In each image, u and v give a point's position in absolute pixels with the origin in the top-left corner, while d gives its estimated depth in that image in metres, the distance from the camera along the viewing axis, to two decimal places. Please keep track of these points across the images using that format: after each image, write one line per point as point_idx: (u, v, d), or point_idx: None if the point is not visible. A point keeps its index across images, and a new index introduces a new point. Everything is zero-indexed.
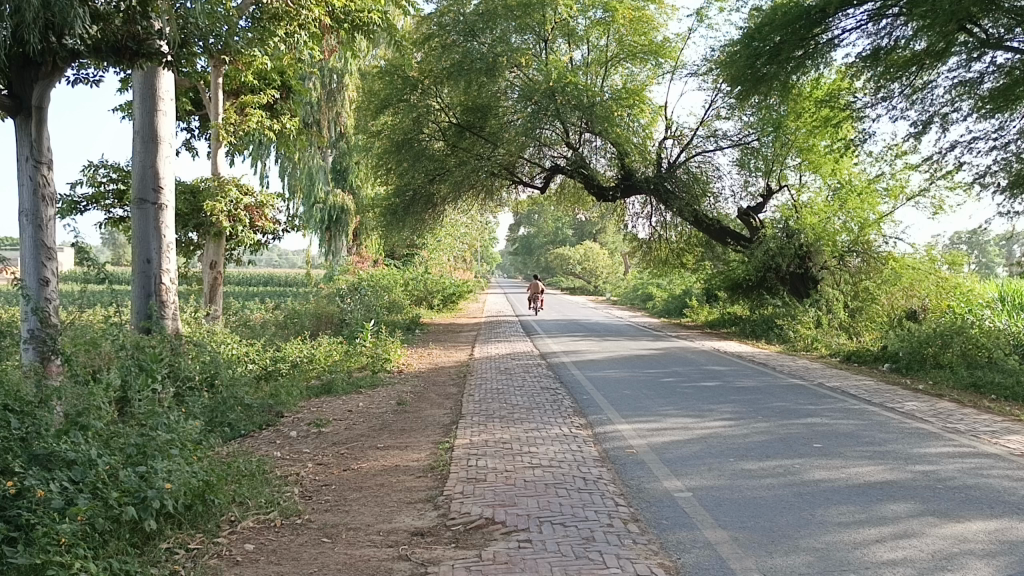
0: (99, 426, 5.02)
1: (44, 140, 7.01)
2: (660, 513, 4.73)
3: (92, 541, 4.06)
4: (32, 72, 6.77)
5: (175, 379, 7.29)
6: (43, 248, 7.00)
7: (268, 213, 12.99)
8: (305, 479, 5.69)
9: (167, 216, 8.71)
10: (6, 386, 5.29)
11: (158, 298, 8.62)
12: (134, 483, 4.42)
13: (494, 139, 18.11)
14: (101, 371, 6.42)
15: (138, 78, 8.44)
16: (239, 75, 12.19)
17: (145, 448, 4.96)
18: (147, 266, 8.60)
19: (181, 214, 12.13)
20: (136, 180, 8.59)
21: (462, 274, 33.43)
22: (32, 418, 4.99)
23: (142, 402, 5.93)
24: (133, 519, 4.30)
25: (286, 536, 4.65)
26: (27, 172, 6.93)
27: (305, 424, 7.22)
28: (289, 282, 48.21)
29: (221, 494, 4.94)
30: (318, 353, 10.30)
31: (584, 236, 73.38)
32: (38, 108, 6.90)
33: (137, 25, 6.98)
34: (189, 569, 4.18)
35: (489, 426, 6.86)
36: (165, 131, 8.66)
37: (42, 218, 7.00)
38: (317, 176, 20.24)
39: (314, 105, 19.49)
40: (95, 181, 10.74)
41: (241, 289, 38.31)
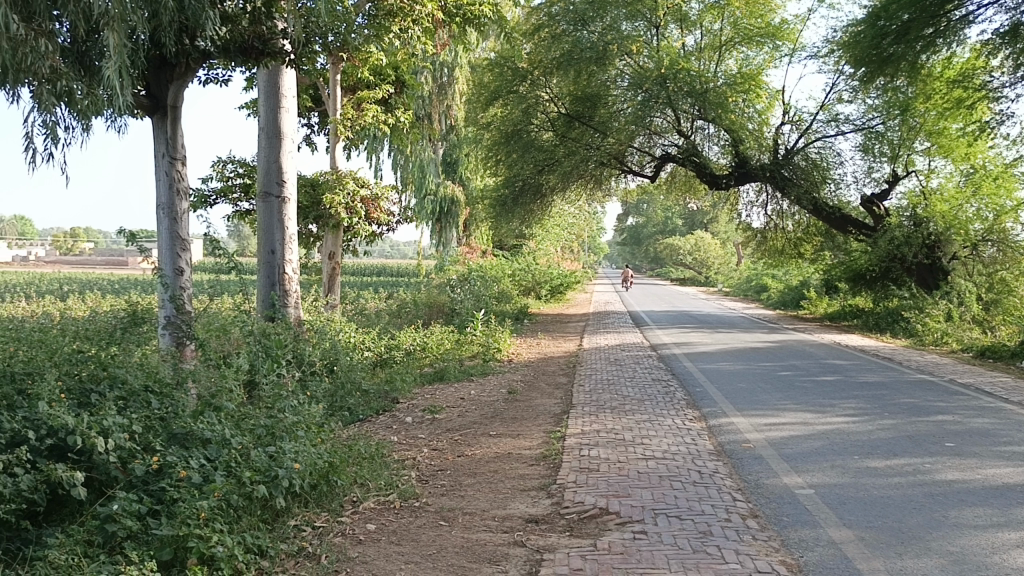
0: (231, 407, 5.38)
1: (178, 138, 7.42)
2: (781, 509, 4.61)
3: (229, 515, 4.30)
4: (167, 74, 7.19)
5: (299, 364, 7.63)
6: (178, 239, 7.43)
7: (383, 205, 13.34)
8: (422, 464, 5.83)
9: (290, 209, 9.06)
10: (147, 369, 5.72)
11: (281, 288, 9.01)
12: (265, 462, 4.67)
13: (604, 128, 17.82)
14: (231, 356, 6.75)
15: (263, 77, 8.85)
16: (355, 71, 12.56)
17: (274, 429, 5.25)
18: (271, 257, 8.97)
19: (301, 206, 12.61)
20: (261, 175, 8.97)
21: (570, 267, 33.10)
22: (170, 400, 5.41)
23: (269, 385, 6.26)
24: (264, 496, 4.54)
25: (404, 518, 4.78)
26: (163, 168, 7.37)
27: (419, 410, 7.41)
28: (400, 272, 49.37)
29: (344, 475, 5.17)
30: (430, 341, 10.50)
31: (696, 226, 71.95)
32: (173, 107, 7.33)
33: (262, 25, 7.28)
34: (316, 547, 4.37)
35: (601, 417, 6.83)
36: (288, 127, 9.01)
37: (177, 211, 7.44)
38: (428, 169, 20.46)
39: (426, 99, 19.83)
40: (223, 176, 11.27)
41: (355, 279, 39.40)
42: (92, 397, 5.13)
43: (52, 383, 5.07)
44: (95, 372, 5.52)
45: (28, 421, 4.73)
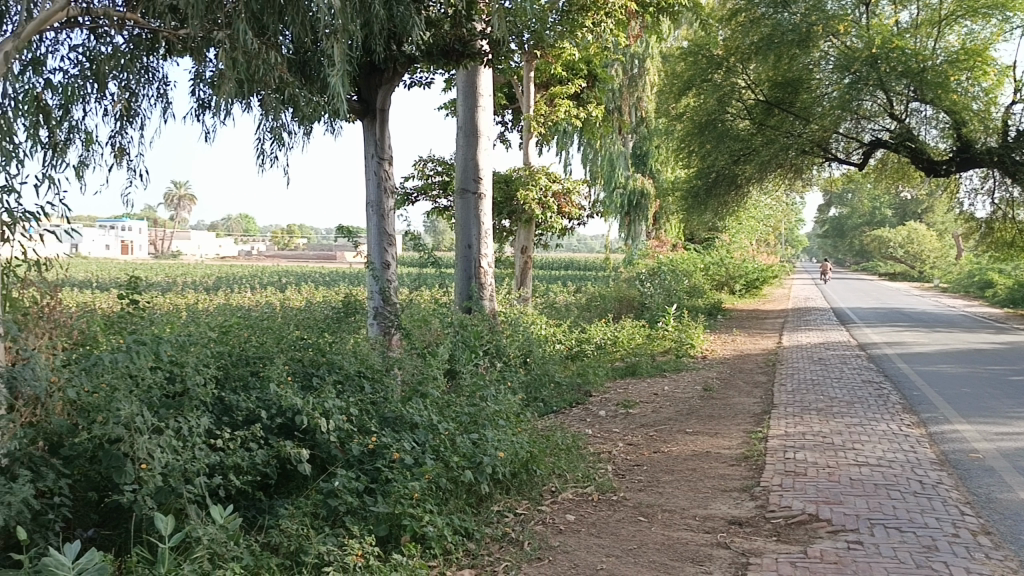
0: (435, 395, 5.65)
1: (385, 139, 7.87)
2: (1018, 528, 4.17)
3: (438, 497, 4.54)
4: (376, 79, 7.65)
5: (494, 356, 7.85)
6: (385, 235, 7.90)
7: (574, 199, 13.48)
8: (617, 458, 5.82)
9: (486, 205, 9.35)
10: (359, 356, 6.13)
11: (477, 280, 9.32)
12: (470, 449, 4.87)
13: (806, 114, 16.94)
14: (434, 346, 7.09)
15: (462, 77, 9.18)
16: (548, 67, 12.78)
17: (476, 418, 5.47)
18: (468, 250, 9.32)
19: (496, 201, 12.99)
20: (459, 172, 9.32)
21: (768, 260, 31.82)
22: (380, 386, 5.77)
23: (469, 375, 6.50)
24: (469, 481, 4.74)
25: (603, 511, 4.80)
26: (372, 168, 7.86)
27: (613, 404, 7.41)
28: (588, 266, 49.62)
29: (543, 465, 5.27)
30: (620, 335, 10.47)
31: (907, 217, 66.69)
32: (382, 110, 7.77)
33: (463, 28, 7.56)
34: (519, 533, 4.49)
35: (805, 419, 6.51)
36: (484, 125, 9.29)
37: (384, 208, 7.91)
38: (617, 162, 20.34)
39: (616, 91, 19.76)
40: (424, 174, 11.81)
41: (545, 272, 40.01)
42: (314, 380, 5.60)
43: (281, 367, 5.58)
44: (315, 357, 5.99)
45: (261, 400, 5.24)
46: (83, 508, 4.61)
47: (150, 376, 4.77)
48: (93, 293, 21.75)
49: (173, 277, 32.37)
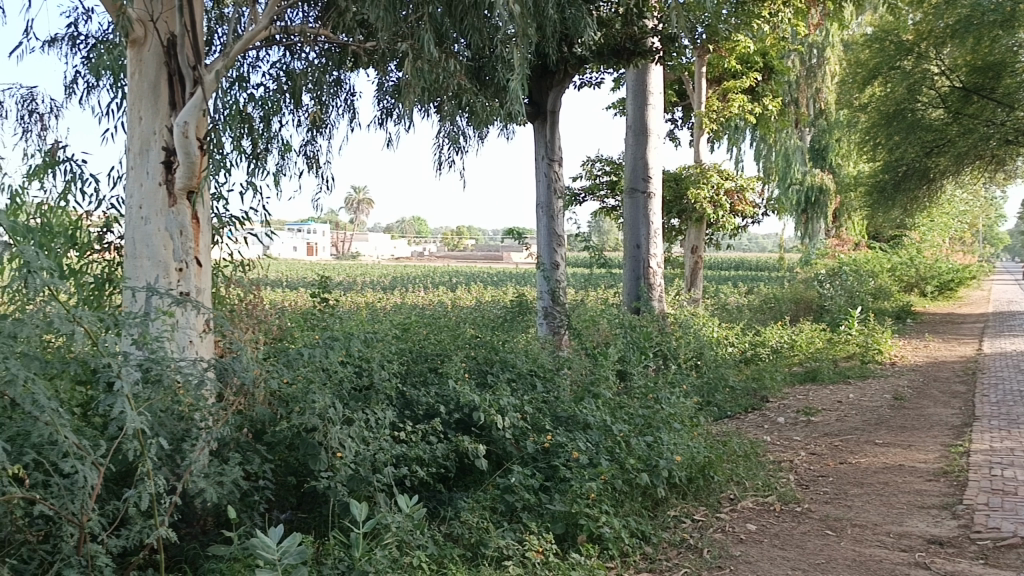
0: (608, 396, 5.65)
1: (556, 140, 7.95)
2: None
3: (614, 499, 4.53)
4: (547, 81, 7.75)
5: (665, 358, 7.73)
6: (555, 236, 7.98)
7: (748, 197, 13.05)
8: (800, 467, 5.57)
9: (656, 204, 9.22)
10: (531, 355, 6.25)
11: (646, 281, 9.21)
12: (646, 451, 4.84)
13: (1010, 100, 15.51)
14: (605, 347, 7.08)
15: (632, 76, 9.10)
16: (721, 61, 12.48)
17: (651, 420, 5.41)
18: (637, 250, 9.24)
19: (665, 200, 12.81)
20: (628, 171, 9.25)
21: (965, 260, 29.27)
22: (553, 386, 5.84)
23: (641, 376, 6.45)
24: (645, 484, 4.71)
25: (787, 522, 4.60)
26: (542, 169, 7.97)
27: (793, 411, 7.09)
28: (761, 266, 47.92)
29: (721, 471, 5.13)
30: (798, 339, 10.01)
31: None
32: (552, 112, 7.87)
33: (634, 26, 7.51)
34: (697, 540, 4.40)
35: (1014, 433, 5.95)
36: (654, 123, 9.16)
37: (554, 209, 7.99)
38: (793, 157, 19.55)
39: (793, 84, 18.97)
40: (592, 174, 11.82)
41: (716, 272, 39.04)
42: (489, 378, 5.75)
43: (458, 365, 5.79)
44: (489, 355, 6.15)
45: (440, 396, 5.46)
46: (282, 491, 4.99)
47: (340, 370, 5.10)
48: (287, 290, 23.50)
49: (356, 276, 34.37)
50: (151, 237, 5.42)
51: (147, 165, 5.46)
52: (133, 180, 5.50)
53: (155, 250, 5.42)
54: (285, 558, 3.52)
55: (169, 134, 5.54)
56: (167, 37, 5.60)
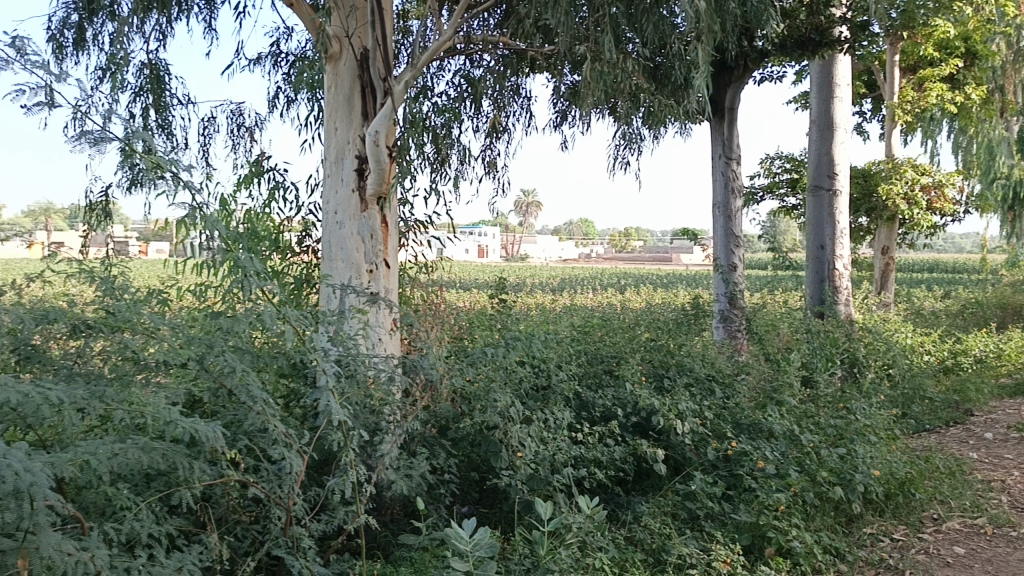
0: (794, 403, 5.43)
1: (734, 138, 7.80)
2: None
3: (803, 512, 4.37)
4: (726, 77, 7.66)
5: (854, 365, 7.31)
6: (732, 236, 7.81)
7: (947, 193, 12.09)
8: (1014, 489, 5.09)
9: (842, 202, 8.74)
10: (708, 359, 6.12)
11: (831, 284, 8.76)
12: (839, 464, 4.62)
13: None
14: (790, 352, 6.79)
15: (816, 67, 8.68)
16: (916, 48, 11.68)
17: (844, 431, 5.13)
18: (820, 252, 8.81)
19: (852, 198, 12.15)
20: (811, 169, 8.83)
21: None
22: (733, 392, 5.69)
23: (829, 384, 6.14)
24: (839, 498, 4.49)
25: (1000, 548, 4.23)
26: (720, 168, 7.84)
27: (1003, 426, 6.49)
28: (957, 268, 44.30)
29: (923, 489, 4.78)
30: (1006, 348, 9.15)
31: None
32: (731, 108, 7.75)
33: (821, 16, 7.13)
34: (898, 560, 4.13)
35: None
36: (841, 117, 8.68)
37: (732, 209, 7.82)
38: (999, 149, 17.96)
39: (999, 69, 17.42)
40: (770, 172, 11.39)
41: (905, 275, 36.51)
42: (667, 382, 5.70)
43: (635, 367, 5.76)
44: (666, 358, 6.08)
45: (617, 398, 5.45)
46: (466, 486, 5.17)
47: (519, 369, 5.22)
48: (467, 289, 24.37)
49: (527, 278, 34.93)
50: (345, 240, 5.77)
51: (342, 173, 5.82)
52: (330, 188, 5.88)
53: (349, 253, 5.75)
54: (477, 550, 3.64)
55: (362, 143, 5.87)
56: (361, 51, 5.93)
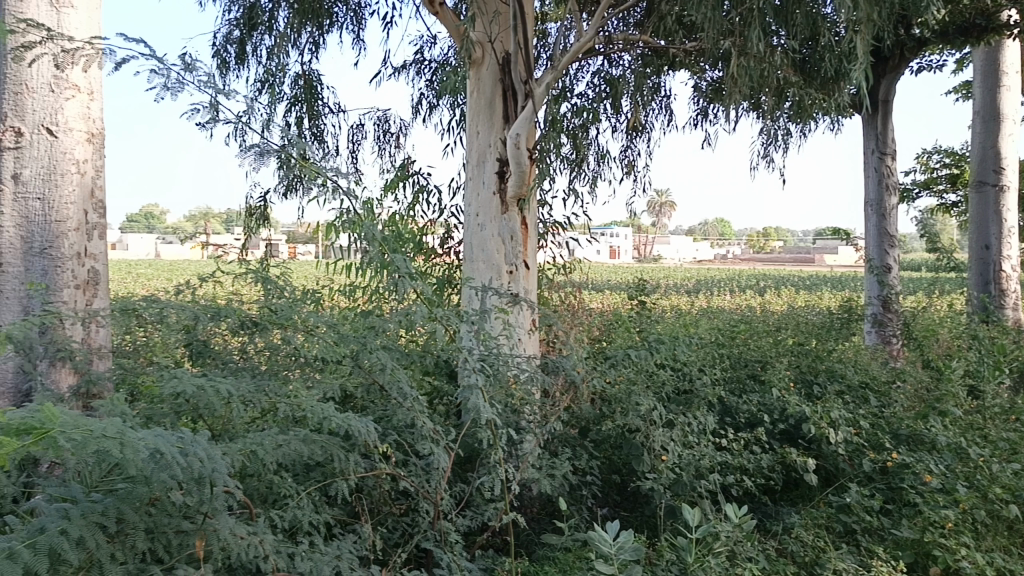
0: (959, 414, 5.09)
1: (888, 132, 7.44)
2: None
3: (973, 530, 4.09)
4: (880, 69, 7.32)
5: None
6: (886, 236, 7.44)
7: None
8: None
9: (1010, 198, 8.16)
10: (862, 366, 5.84)
11: (998, 286, 8.18)
12: (1013, 480, 4.30)
13: None
14: (953, 359, 6.38)
15: (981, 55, 8.18)
16: None
17: (1017, 446, 4.77)
18: (985, 253, 8.22)
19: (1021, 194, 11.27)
20: (976, 163, 8.30)
21: None
22: (891, 401, 5.40)
23: (998, 394, 5.72)
24: (1013, 517, 4.18)
25: None
26: (873, 164, 7.49)
27: None
28: None
29: None
30: None
31: None
32: (885, 101, 7.39)
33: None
34: None
35: None
36: (1008, 107, 8.13)
37: (886, 207, 7.46)
38: None
39: None
40: (928, 168, 10.74)
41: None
42: (816, 389, 5.48)
43: (782, 373, 5.58)
44: (814, 364, 5.86)
45: (764, 404, 5.30)
46: (608, 488, 5.15)
47: (662, 372, 5.17)
48: (606, 290, 24.36)
49: (663, 281, 34.34)
50: (486, 242, 5.86)
51: (484, 176, 5.94)
52: (471, 190, 6.01)
53: (489, 254, 5.84)
54: (622, 553, 3.60)
55: (503, 146, 5.97)
56: (503, 55, 6.03)
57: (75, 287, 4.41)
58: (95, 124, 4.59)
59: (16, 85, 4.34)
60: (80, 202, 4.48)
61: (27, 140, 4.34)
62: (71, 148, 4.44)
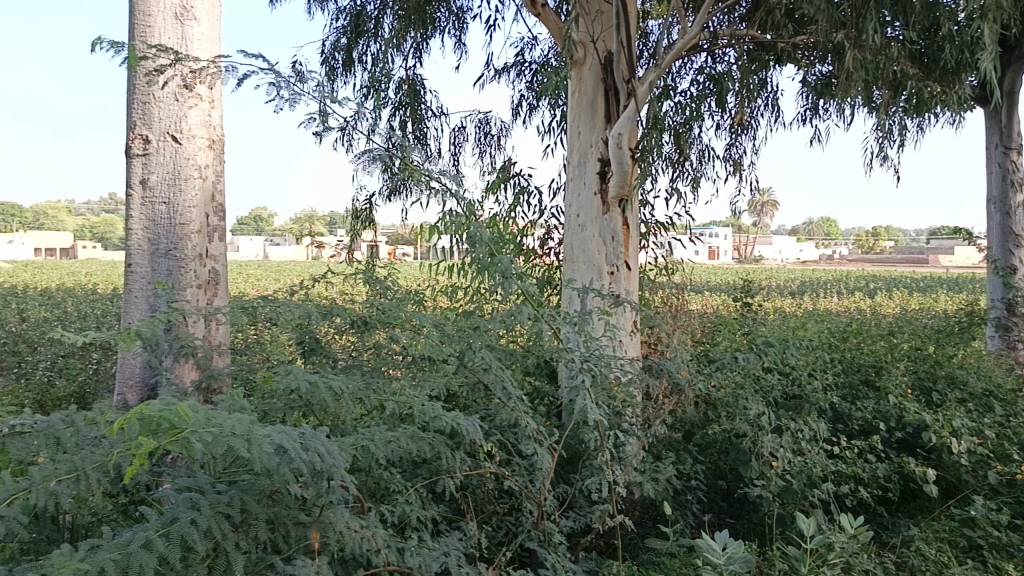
0: None
1: (1014, 125, 7.06)
2: None
3: None
4: (1006, 59, 6.95)
5: None
6: (1011, 235, 7.06)
7: None
8: None
9: None
10: (985, 372, 5.55)
11: None
12: None
13: None
14: None
15: None
16: None
17: None
18: None
19: None
20: None
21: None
22: (1019, 410, 5.11)
23: None
24: None
25: None
26: (997, 159, 7.12)
27: None
28: None
29: None
30: None
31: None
32: (1010, 93, 7.02)
33: None
34: None
35: None
36: None
37: (1010, 204, 7.08)
38: None
39: None
40: None
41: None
42: (936, 396, 5.23)
43: (898, 378, 5.35)
44: (933, 369, 5.60)
45: (879, 411, 5.10)
46: (713, 494, 5.04)
47: (769, 376, 5.04)
48: (706, 291, 23.91)
49: (763, 283, 33.53)
50: (587, 243, 5.84)
51: (585, 177, 5.93)
52: (573, 191, 6.00)
53: (590, 255, 5.82)
54: (732, 563, 3.50)
55: (604, 146, 5.94)
56: (605, 54, 6.01)
57: (197, 287, 4.64)
58: (216, 132, 4.81)
59: (145, 96, 4.59)
60: (203, 206, 4.70)
61: (154, 147, 4.59)
62: (195, 155, 4.67)
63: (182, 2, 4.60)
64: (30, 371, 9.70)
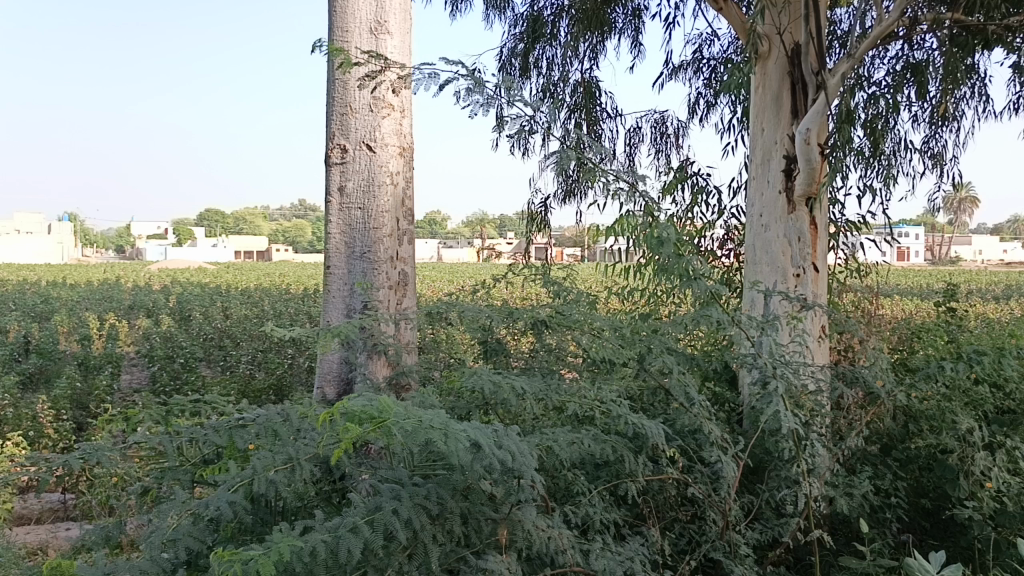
0: None
1: None
2: None
3: None
4: None
5: None
6: None
7: None
8: None
9: None
10: None
11: None
12: None
13: None
14: None
15: None
16: None
17: None
18: None
19: None
20: None
21: None
22: None
23: None
24: None
25: None
26: None
27: None
28: None
29: None
30: None
31: None
32: None
33: None
34: None
35: None
36: None
37: None
38: None
39: None
40: None
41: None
42: None
43: None
44: None
45: None
46: (915, 514, 4.69)
47: (980, 388, 4.63)
48: (901, 296, 22.38)
49: (963, 286, 31.03)
50: (771, 243, 5.60)
51: (769, 175, 5.70)
52: (756, 190, 5.79)
53: (774, 257, 5.57)
54: None
55: (790, 142, 5.68)
56: (792, 47, 5.75)
57: (388, 288, 4.87)
58: (406, 140, 5.03)
59: (343, 108, 4.88)
60: (394, 211, 4.93)
61: (351, 155, 4.87)
62: (387, 162, 4.90)
63: (377, 17, 4.86)
64: (235, 365, 10.61)
